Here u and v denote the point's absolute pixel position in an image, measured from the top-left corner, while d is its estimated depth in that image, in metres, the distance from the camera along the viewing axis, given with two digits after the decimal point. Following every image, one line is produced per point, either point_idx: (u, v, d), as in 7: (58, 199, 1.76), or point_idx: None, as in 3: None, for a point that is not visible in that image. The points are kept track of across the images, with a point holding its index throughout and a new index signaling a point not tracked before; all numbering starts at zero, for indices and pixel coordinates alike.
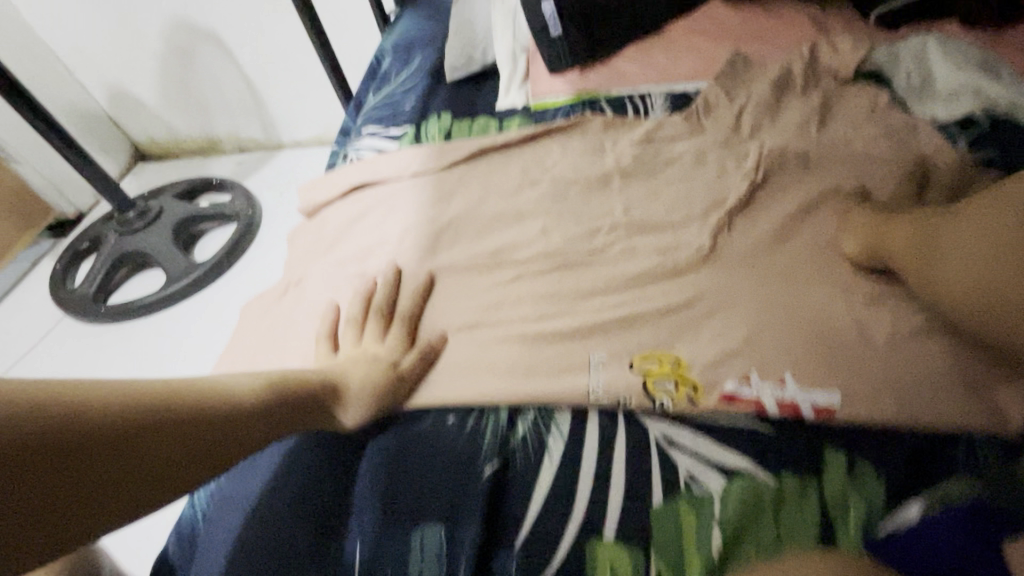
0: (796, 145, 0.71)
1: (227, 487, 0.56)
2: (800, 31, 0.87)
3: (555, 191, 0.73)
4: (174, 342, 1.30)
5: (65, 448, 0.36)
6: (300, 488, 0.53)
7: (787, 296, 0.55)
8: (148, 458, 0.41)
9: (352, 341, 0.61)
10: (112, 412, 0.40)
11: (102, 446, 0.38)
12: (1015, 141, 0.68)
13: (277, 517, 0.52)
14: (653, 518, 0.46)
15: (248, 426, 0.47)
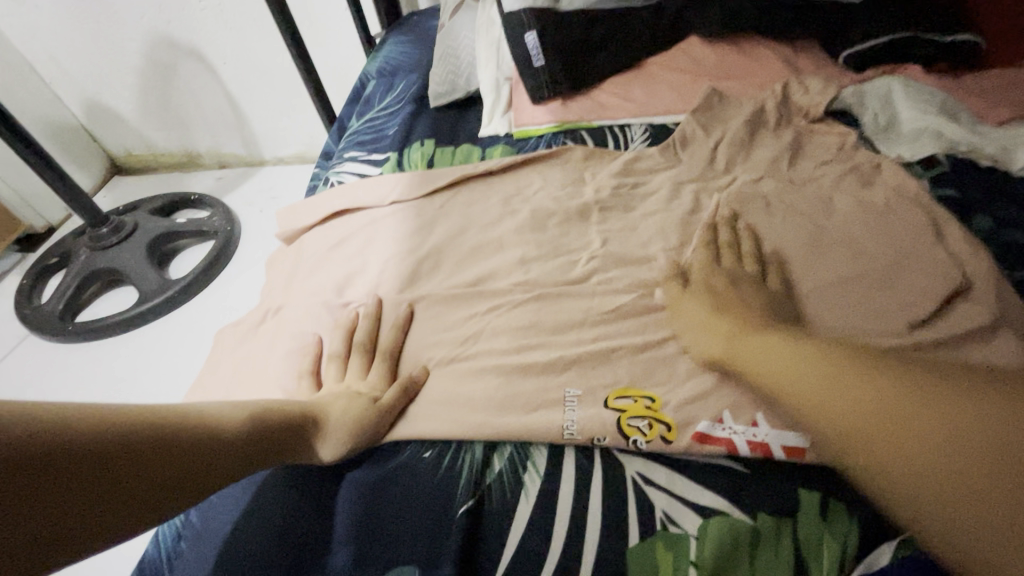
0: (769, 181, 0.74)
1: (198, 524, 0.54)
2: (773, 69, 0.90)
3: (536, 222, 0.73)
4: (145, 362, 1.26)
5: (62, 467, 0.36)
6: (272, 526, 0.52)
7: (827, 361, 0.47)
8: (137, 482, 0.40)
9: (335, 376, 0.61)
10: (105, 434, 0.39)
11: (93, 469, 0.38)
12: (975, 182, 0.71)
13: (247, 557, 0.50)
14: (630, 556, 0.46)
15: (227, 455, 0.47)
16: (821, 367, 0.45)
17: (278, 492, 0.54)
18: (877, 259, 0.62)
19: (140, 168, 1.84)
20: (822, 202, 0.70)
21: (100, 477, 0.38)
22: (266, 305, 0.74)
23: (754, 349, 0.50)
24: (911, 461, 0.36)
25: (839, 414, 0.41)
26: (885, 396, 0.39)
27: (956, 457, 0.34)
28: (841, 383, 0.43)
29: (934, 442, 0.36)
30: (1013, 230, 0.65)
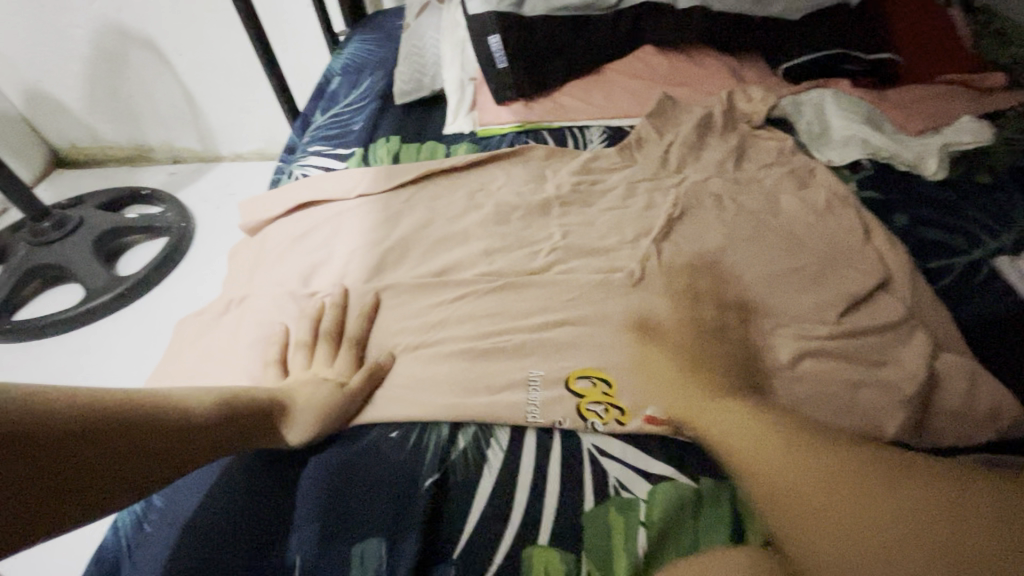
0: (715, 180, 0.79)
1: (161, 508, 0.54)
2: (720, 78, 0.97)
3: (500, 215, 0.76)
4: (98, 359, 1.22)
5: (33, 448, 0.37)
6: (233, 507, 0.53)
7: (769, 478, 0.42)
8: (111, 462, 0.41)
9: (301, 363, 0.62)
10: (77, 416, 0.40)
11: (66, 448, 0.39)
12: (894, 185, 0.79)
13: (209, 537, 0.51)
14: (585, 521, 0.49)
15: (194, 437, 0.48)
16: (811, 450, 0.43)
17: (242, 477, 0.55)
18: (811, 253, 0.68)
19: (85, 161, 1.76)
20: (762, 200, 0.76)
21: (72, 456, 0.39)
22: (229, 295, 0.74)
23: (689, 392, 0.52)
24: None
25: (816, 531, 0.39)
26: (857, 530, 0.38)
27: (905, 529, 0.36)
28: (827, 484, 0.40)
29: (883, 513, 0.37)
30: (925, 227, 0.73)
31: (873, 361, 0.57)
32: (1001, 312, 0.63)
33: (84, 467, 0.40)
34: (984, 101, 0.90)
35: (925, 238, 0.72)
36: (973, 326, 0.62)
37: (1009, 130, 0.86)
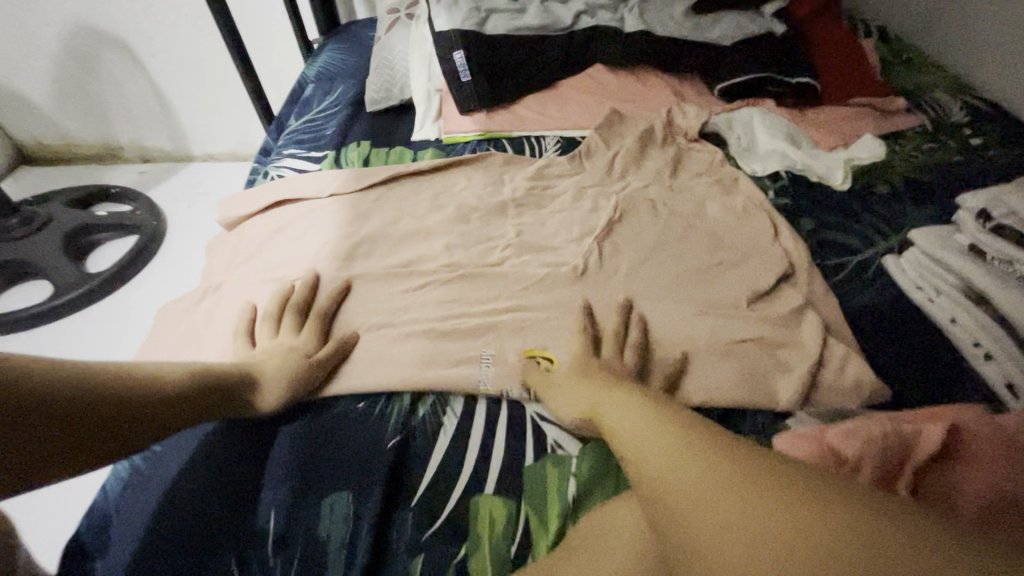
0: (652, 187, 0.90)
1: (147, 467, 0.60)
2: (663, 96, 1.07)
3: (460, 215, 0.85)
4: (74, 349, 1.25)
5: (39, 409, 0.44)
6: (213, 471, 0.58)
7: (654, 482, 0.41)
8: (106, 427, 0.48)
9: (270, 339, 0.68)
10: (75, 385, 0.47)
11: (68, 412, 0.45)
12: (806, 194, 0.91)
13: (190, 496, 0.57)
14: (525, 474, 0.58)
15: (190, 406, 0.55)
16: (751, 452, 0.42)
17: (219, 444, 0.61)
18: (729, 251, 0.78)
19: (51, 158, 1.76)
20: (691, 205, 0.86)
21: (71, 420, 0.46)
22: (206, 284, 0.80)
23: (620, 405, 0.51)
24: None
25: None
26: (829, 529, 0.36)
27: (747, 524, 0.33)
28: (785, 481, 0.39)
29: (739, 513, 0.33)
30: (828, 231, 0.85)
31: (771, 343, 0.67)
32: (883, 302, 0.75)
33: (95, 427, 0.47)
34: (887, 122, 1.04)
35: (826, 240, 0.84)
36: (859, 313, 0.74)
37: (905, 148, 0.99)
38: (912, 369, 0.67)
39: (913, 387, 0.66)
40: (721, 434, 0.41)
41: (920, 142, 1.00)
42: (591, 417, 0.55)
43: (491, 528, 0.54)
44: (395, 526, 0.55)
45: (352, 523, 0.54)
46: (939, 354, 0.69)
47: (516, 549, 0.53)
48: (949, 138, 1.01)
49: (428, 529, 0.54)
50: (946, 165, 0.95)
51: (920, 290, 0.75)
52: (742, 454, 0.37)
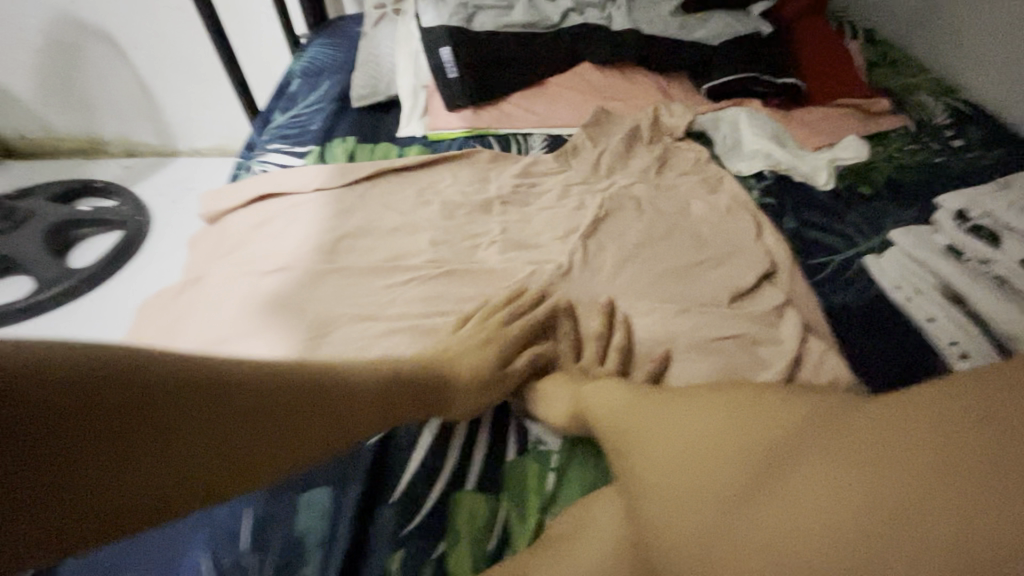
0: (638, 185, 0.90)
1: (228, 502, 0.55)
2: (650, 94, 1.08)
3: (446, 211, 0.84)
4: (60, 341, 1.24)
5: (142, 406, 0.36)
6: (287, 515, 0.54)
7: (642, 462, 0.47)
8: (229, 436, 0.41)
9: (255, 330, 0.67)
10: (176, 376, 0.39)
11: (180, 412, 0.38)
12: (790, 193, 0.92)
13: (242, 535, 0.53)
14: (506, 467, 0.59)
15: (304, 420, 0.46)
16: (676, 406, 0.50)
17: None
18: (713, 250, 0.79)
19: (34, 152, 1.73)
20: (676, 203, 0.87)
21: (186, 422, 0.38)
22: (187, 279, 0.79)
23: (605, 398, 0.56)
24: (793, 473, 0.40)
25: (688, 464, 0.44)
26: (730, 447, 0.43)
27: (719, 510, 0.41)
28: (699, 420, 0.47)
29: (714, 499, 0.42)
30: (811, 230, 0.86)
31: (752, 344, 0.68)
32: (863, 300, 0.75)
33: (201, 435, 0.39)
34: (871, 123, 1.05)
35: (809, 239, 0.85)
36: (840, 311, 0.75)
37: (888, 149, 1.00)
38: (891, 366, 0.68)
39: (890, 384, 0.66)
40: (706, 415, 0.48)
41: (904, 143, 1.02)
42: (578, 412, 0.58)
43: (471, 524, 0.55)
44: (375, 523, 0.54)
45: (331, 522, 0.54)
46: (918, 352, 0.69)
47: (494, 544, 0.54)
48: (932, 140, 1.02)
49: (408, 526, 0.54)
50: (929, 166, 0.96)
51: (899, 289, 0.75)
52: (722, 440, 0.44)
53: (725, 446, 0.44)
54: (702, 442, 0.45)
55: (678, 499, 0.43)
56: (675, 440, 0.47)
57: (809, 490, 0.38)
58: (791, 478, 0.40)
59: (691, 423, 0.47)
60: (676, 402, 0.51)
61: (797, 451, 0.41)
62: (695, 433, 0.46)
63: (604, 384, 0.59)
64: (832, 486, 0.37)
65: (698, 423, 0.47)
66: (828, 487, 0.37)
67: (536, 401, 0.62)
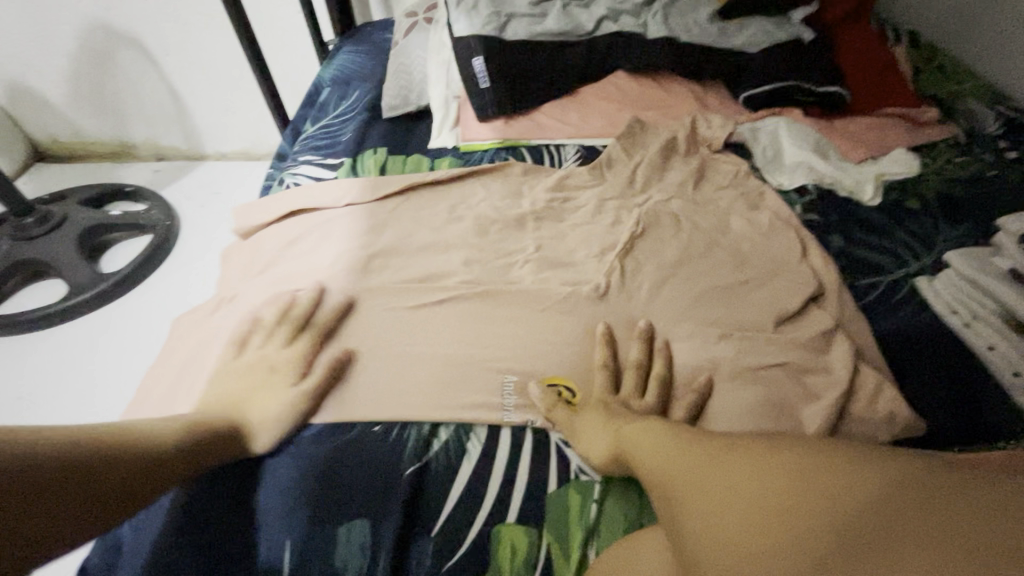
0: (676, 200, 0.87)
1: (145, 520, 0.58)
2: (686, 104, 1.05)
3: (479, 228, 0.83)
4: (46, 394, 1.18)
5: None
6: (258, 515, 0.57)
7: (698, 507, 0.45)
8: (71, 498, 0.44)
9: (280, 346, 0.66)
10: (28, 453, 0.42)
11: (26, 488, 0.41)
12: (835, 209, 0.88)
13: (227, 537, 0.56)
14: (548, 501, 0.58)
15: (135, 478, 0.49)
16: (746, 455, 0.47)
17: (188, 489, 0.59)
18: (756, 270, 0.76)
19: (67, 156, 1.76)
20: (717, 220, 0.84)
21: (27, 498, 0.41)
22: (220, 296, 0.79)
23: (652, 434, 0.54)
24: (895, 534, 0.35)
25: (772, 519, 0.40)
26: (816, 502, 0.40)
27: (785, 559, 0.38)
28: (780, 473, 0.43)
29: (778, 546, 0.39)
30: (857, 248, 0.83)
31: (801, 376, 0.65)
32: (915, 326, 0.72)
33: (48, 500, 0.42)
34: (919, 134, 1.00)
35: (855, 258, 0.81)
36: (890, 338, 0.71)
37: (938, 161, 0.96)
38: (945, 400, 0.65)
39: (944, 418, 0.63)
40: (770, 460, 0.45)
41: (954, 155, 0.97)
42: (616, 455, 0.56)
43: (512, 561, 0.54)
44: (412, 556, 0.54)
45: (370, 555, 0.53)
46: (974, 384, 0.66)
47: None
48: (984, 151, 0.98)
49: (447, 562, 0.54)
50: (981, 180, 0.92)
51: (955, 314, 0.72)
52: (791, 488, 0.41)
53: (813, 502, 0.40)
54: (767, 491, 0.42)
55: (761, 556, 0.39)
56: (736, 485, 0.44)
57: (911, 551, 0.34)
58: (894, 541, 0.35)
59: (756, 469, 0.45)
60: (746, 450, 0.47)
61: (897, 514, 0.37)
62: (758, 481, 0.43)
63: (646, 424, 0.56)
64: (945, 555, 0.33)
65: (761, 469, 0.44)
66: (933, 554, 0.33)
67: (573, 435, 0.60)
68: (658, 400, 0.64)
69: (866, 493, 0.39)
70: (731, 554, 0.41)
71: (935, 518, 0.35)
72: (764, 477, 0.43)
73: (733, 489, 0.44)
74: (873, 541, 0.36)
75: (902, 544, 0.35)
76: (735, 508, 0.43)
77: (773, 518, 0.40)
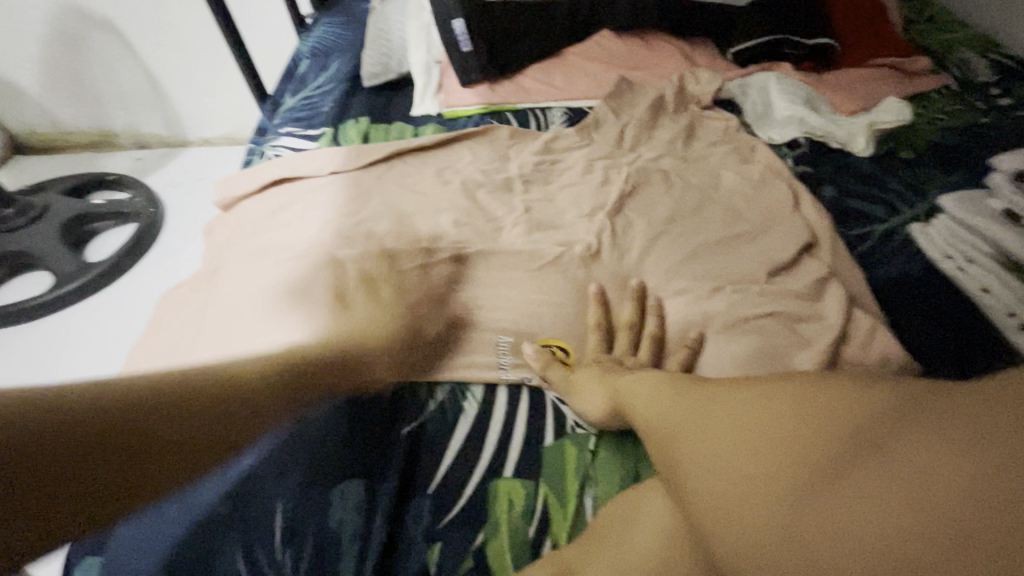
0: (665, 157, 0.86)
1: None
2: (674, 62, 1.03)
3: (467, 192, 0.81)
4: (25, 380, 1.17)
5: (52, 445, 0.38)
6: (246, 484, 0.55)
7: (691, 448, 0.43)
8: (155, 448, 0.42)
9: (294, 305, 0.66)
10: (103, 402, 0.42)
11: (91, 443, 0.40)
12: (827, 160, 0.87)
13: (207, 507, 0.54)
14: (543, 455, 0.57)
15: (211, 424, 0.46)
16: (743, 391, 0.45)
17: None
18: (749, 223, 0.75)
19: (44, 147, 1.72)
20: (707, 175, 0.83)
21: (92, 455, 0.40)
22: (204, 270, 0.77)
23: (639, 385, 0.53)
24: (894, 449, 0.35)
25: (766, 451, 0.39)
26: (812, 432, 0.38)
27: (780, 492, 0.37)
28: (773, 403, 0.41)
29: (772, 479, 0.38)
30: (850, 199, 0.81)
31: (800, 322, 0.64)
32: (910, 273, 0.72)
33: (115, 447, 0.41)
34: (911, 83, 0.99)
35: (849, 208, 0.80)
36: (883, 285, 0.71)
37: (930, 111, 0.94)
38: (941, 341, 0.65)
39: (937, 359, 0.63)
40: (764, 389, 0.43)
41: (947, 104, 0.95)
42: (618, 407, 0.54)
43: (510, 512, 0.54)
44: (410, 512, 0.54)
45: (364, 514, 0.53)
46: (967, 324, 0.66)
47: (534, 532, 0.52)
48: (976, 99, 0.96)
49: (445, 518, 0.54)
50: (974, 127, 0.91)
51: (950, 259, 0.71)
52: (787, 415, 0.40)
53: (804, 429, 0.38)
54: (759, 423, 0.41)
55: (754, 489, 0.38)
56: (729, 421, 0.43)
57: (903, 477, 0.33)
58: (884, 468, 0.34)
59: (750, 402, 0.43)
60: (742, 388, 0.45)
61: (894, 430, 0.35)
62: (754, 413, 0.41)
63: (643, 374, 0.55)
64: (938, 468, 0.32)
65: (755, 400, 0.43)
66: (936, 462, 0.32)
67: (569, 390, 0.60)
68: (652, 355, 0.63)
69: (857, 420, 0.37)
70: (726, 486, 0.40)
71: (932, 437, 0.34)
72: (759, 409, 0.41)
73: (726, 425, 0.42)
74: (875, 462, 0.35)
75: (897, 468, 0.34)
76: (728, 445, 0.41)
77: (769, 452, 0.39)
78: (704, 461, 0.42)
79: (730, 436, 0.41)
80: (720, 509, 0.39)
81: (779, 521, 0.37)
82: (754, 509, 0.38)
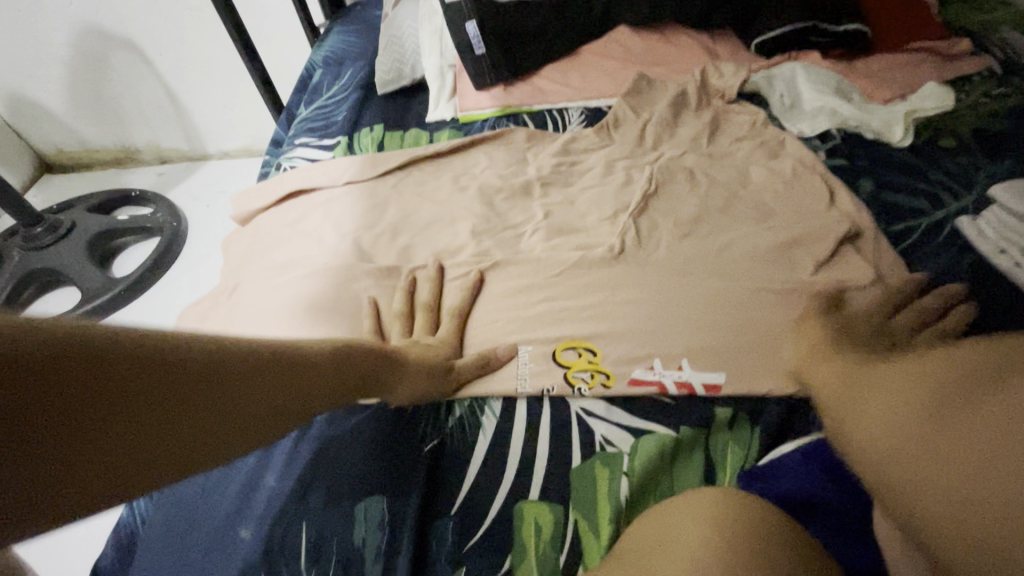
0: (690, 154, 0.82)
1: (158, 517, 0.56)
2: (694, 56, 0.99)
3: (485, 198, 0.79)
4: None
5: (148, 384, 0.31)
6: (267, 503, 0.53)
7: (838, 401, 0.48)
8: (241, 412, 0.37)
9: (321, 315, 0.65)
10: (202, 346, 0.35)
11: (183, 388, 0.33)
12: (863, 152, 0.83)
13: (226, 532, 0.53)
14: (573, 477, 0.54)
15: (295, 394, 0.42)
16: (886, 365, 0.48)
17: None
18: (783, 221, 0.71)
19: (72, 166, 1.76)
20: (735, 172, 0.79)
21: (186, 407, 0.33)
22: (224, 286, 0.76)
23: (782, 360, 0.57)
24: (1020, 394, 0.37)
25: (902, 398, 0.43)
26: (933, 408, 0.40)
27: (905, 428, 0.41)
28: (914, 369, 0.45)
29: (904, 414, 0.42)
30: (889, 192, 0.77)
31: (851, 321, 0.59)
32: (963, 268, 0.67)
33: (209, 397, 0.35)
34: (950, 67, 0.93)
35: (889, 202, 0.76)
36: (931, 282, 0.66)
37: (973, 95, 0.89)
38: None
39: None
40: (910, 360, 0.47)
41: (990, 87, 0.90)
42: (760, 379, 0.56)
43: (538, 539, 0.51)
44: (434, 533, 0.52)
45: (389, 532, 0.51)
46: None
47: (565, 559, 0.50)
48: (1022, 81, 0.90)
49: (469, 541, 0.51)
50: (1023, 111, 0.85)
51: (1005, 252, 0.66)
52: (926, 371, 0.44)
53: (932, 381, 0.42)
54: (901, 378, 0.45)
55: (888, 424, 0.42)
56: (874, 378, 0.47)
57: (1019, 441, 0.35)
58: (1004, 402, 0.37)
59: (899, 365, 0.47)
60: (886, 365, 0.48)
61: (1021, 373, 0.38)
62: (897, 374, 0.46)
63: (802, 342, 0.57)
64: None
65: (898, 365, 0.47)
66: None
67: None
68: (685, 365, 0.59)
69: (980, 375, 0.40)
70: (865, 429, 0.43)
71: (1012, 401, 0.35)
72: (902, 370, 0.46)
73: (882, 378, 0.46)
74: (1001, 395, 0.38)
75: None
76: (870, 392, 0.46)
77: (900, 395, 0.43)
78: (851, 405, 0.47)
79: (875, 385, 0.46)
80: (858, 441, 0.44)
81: (906, 448, 0.40)
82: (884, 443, 0.41)
